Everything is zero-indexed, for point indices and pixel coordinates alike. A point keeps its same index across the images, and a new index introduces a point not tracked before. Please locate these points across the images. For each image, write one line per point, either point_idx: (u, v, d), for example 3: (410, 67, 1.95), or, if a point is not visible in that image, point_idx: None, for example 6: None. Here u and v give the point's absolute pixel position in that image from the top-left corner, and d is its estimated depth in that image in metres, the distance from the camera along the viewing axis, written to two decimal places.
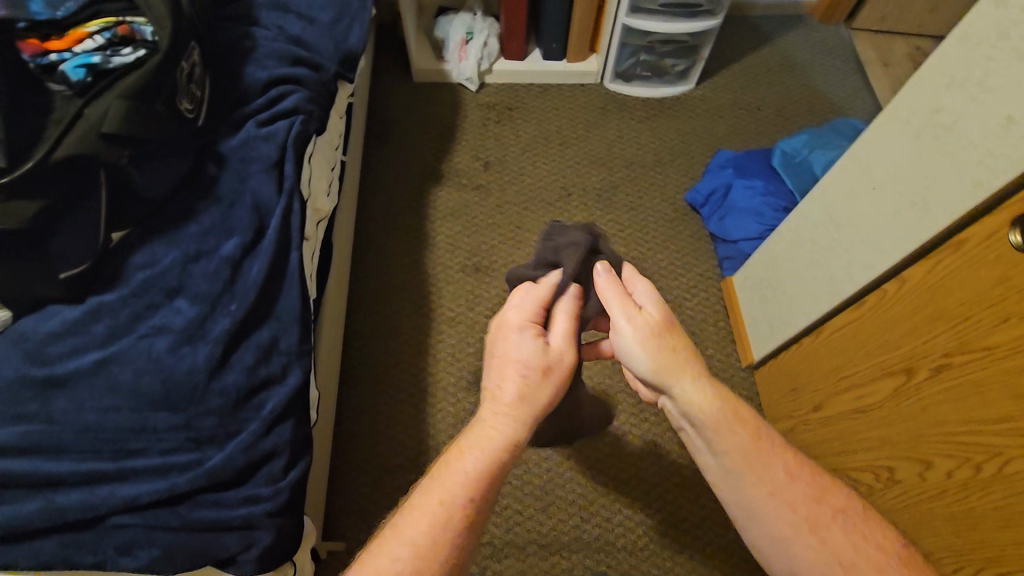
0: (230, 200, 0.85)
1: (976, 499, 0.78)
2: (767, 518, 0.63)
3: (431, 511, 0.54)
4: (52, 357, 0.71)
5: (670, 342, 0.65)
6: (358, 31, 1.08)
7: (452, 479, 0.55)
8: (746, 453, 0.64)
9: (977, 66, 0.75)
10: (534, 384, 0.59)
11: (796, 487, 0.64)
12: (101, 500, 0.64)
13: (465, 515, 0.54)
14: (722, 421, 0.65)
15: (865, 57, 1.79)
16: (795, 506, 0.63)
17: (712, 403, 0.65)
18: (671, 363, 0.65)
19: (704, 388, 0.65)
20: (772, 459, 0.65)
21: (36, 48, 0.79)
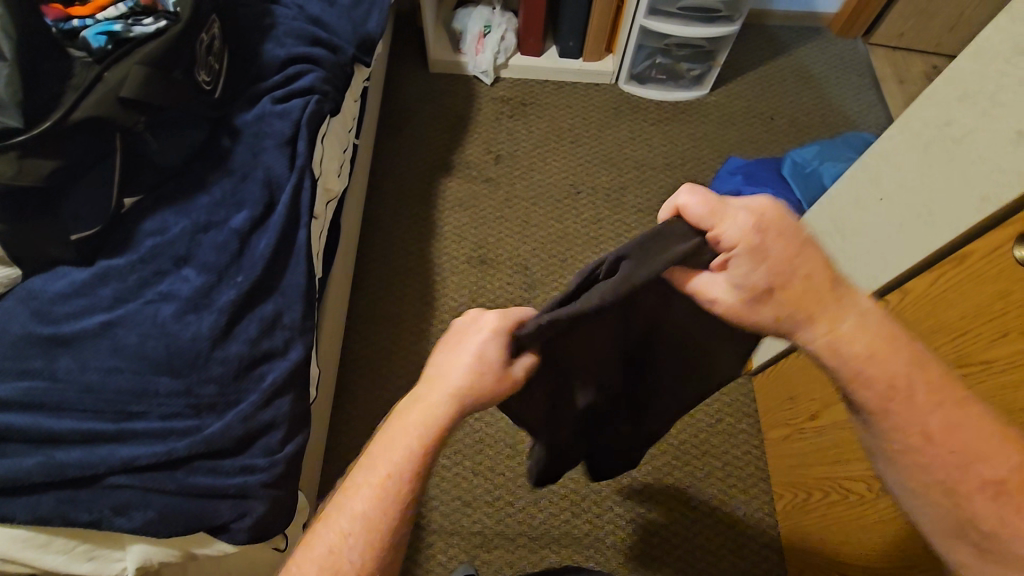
0: (242, 173, 0.86)
1: None
2: (895, 474, 0.53)
3: (374, 485, 0.50)
4: (59, 317, 0.72)
5: (780, 298, 0.48)
6: (377, 16, 1.09)
7: (391, 453, 0.50)
8: (881, 407, 0.50)
9: (989, 80, 0.75)
10: (485, 377, 0.50)
11: (941, 446, 0.50)
12: (99, 459, 0.64)
13: (395, 489, 0.49)
14: (859, 362, 0.50)
15: (881, 73, 1.79)
16: (940, 467, 0.50)
17: (851, 338, 0.49)
18: (792, 320, 0.48)
19: (811, 336, 0.49)
20: (917, 408, 0.50)
21: (59, 13, 0.80)
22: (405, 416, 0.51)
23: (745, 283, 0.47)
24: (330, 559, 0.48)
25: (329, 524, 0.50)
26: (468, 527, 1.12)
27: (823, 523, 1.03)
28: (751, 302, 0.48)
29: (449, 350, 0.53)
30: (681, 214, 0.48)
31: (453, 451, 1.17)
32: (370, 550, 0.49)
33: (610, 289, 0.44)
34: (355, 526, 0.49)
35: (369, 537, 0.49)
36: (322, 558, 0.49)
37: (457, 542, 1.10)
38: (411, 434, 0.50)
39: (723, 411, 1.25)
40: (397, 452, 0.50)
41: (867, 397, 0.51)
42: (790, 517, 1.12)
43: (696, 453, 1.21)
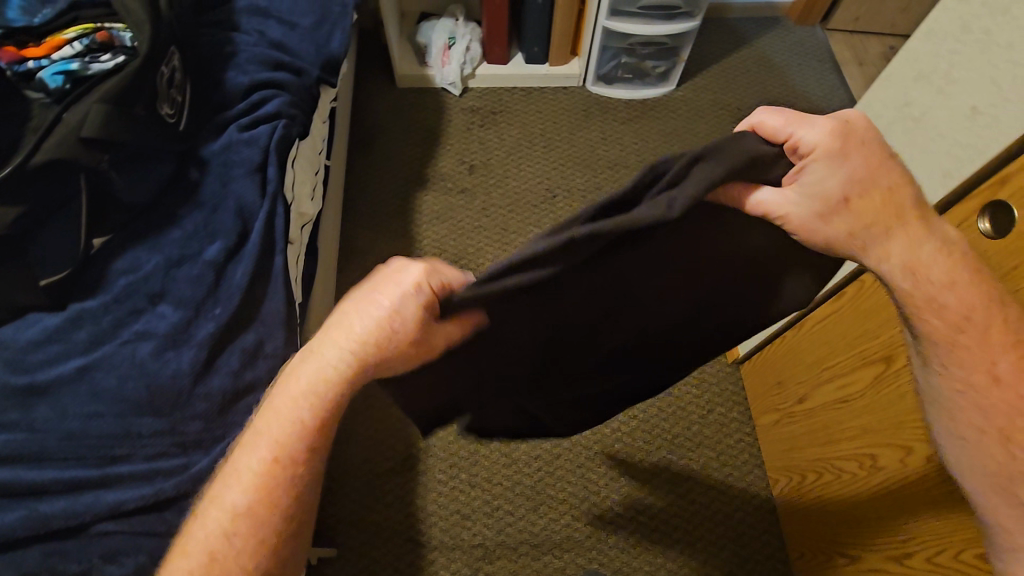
0: (213, 204, 0.85)
1: (931, 481, 0.79)
2: (949, 417, 0.55)
3: (258, 467, 0.52)
4: (33, 365, 0.70)
5: (858, 209, 0.49)
6: (339, 36, 1.09)
7: (277, 426, 0.53)
8: (948, 340, 0.53)
9: (942, 60, 0.78)
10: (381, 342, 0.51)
11: (1004, 391, 0.52)
12: (85, 507, 0.63)
13: (279, 468, 0.52)
14: (929, 287, 0.52)
15: (841, 57, 1.83)
16: (998, 413, 0.52)
17: (924, 258, 0.51)
18: (868, 235, 0.50)
19: (892, 253, 0.51)
20: (982, 350, 0.53)
21: (12, 56, 0.79)
22: (296, 382, 0.53)
23: (821, 194, 0.48)
24: (213, 559, 0.51)
25: (215, 508, 0.52)
26: (468, 540, 1.11)
27: (820, 504, 1.03)
28: (828, 213, 0.49)
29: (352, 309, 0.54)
30: (755, 130, 0.49)
31: (448, 464, 1.16)
32: (253, 531, 0.51)
33: (688, 191, 0.40)
34: (243, 511, 0.52)
35: (252, 523, 0.51)
36: (203, 558, 0.51)
37: (459, 556, 1.10)
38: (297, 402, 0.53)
39: (714, 401, 1.26)
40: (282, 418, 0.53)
41: (932, 323, 0.53)
42: (788, 501, 1.13)
43: (689, 445, 1.21)
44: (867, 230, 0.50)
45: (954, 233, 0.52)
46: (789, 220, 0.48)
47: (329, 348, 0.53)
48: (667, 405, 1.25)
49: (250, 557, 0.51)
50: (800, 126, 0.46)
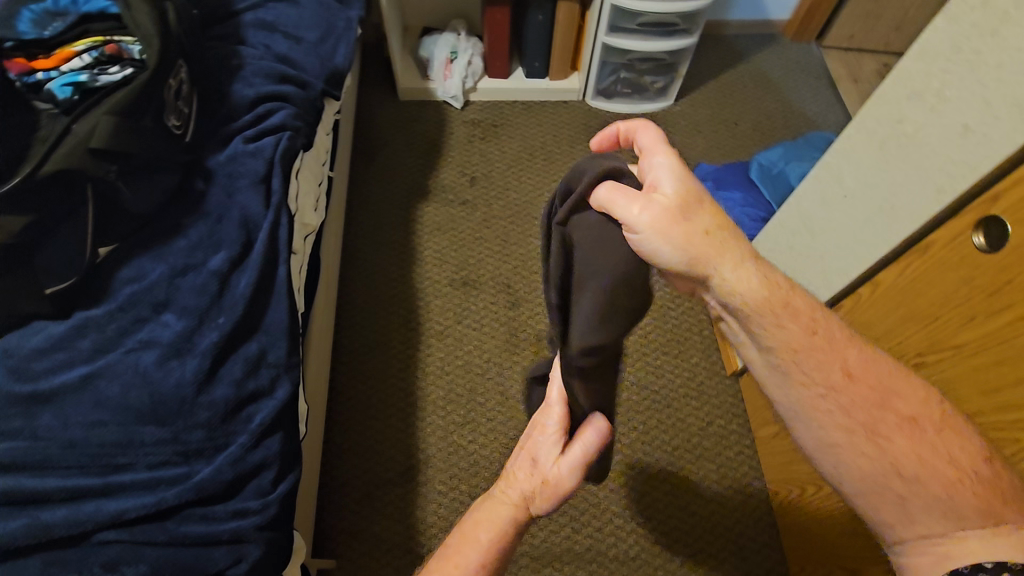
0: (217, 215, 0.85)
1: None
2: (817, 423, 0.59)
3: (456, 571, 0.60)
4: (37, 373, 0.70)
5: (697, 223, 0.53)
6: (343, 50, 1.11)
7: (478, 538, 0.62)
8: (795, 348, 0.59)
9: (935, 79, 0.79)
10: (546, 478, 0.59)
11: (856, 388, 0.58)
12: (87, 515, 0.63)
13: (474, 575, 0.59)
14: (765, 304, 0.57)
15: (836, 74, 1.86)
16: (854, 410, 0.57)
17: (750, 283, 0.56)
18: (700, 250, 0.54)
19: (728, 270, 0.55)
20: (824, 353, 0.59)
21: (23, 67, 0.81)
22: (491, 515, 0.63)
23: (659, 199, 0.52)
24: None
25: None
26: None
27: (819, 517, 1.03)
28: (661, 215, 0.51)
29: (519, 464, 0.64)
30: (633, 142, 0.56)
31: (448, 476, 1.17)
32: None
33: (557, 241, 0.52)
34: None
35: None
36: None
37: None
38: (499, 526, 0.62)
39: (713, 413, 1.26)
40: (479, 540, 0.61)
41: (796, 336, 0.59)
42: (787, 514, 1.13)
43: (689, 456, 1.22)
44: (694, 245, 0.53)
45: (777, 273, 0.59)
46: (628, 213, 0.51)
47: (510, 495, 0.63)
48: (666, 417, 1.25)
49: None
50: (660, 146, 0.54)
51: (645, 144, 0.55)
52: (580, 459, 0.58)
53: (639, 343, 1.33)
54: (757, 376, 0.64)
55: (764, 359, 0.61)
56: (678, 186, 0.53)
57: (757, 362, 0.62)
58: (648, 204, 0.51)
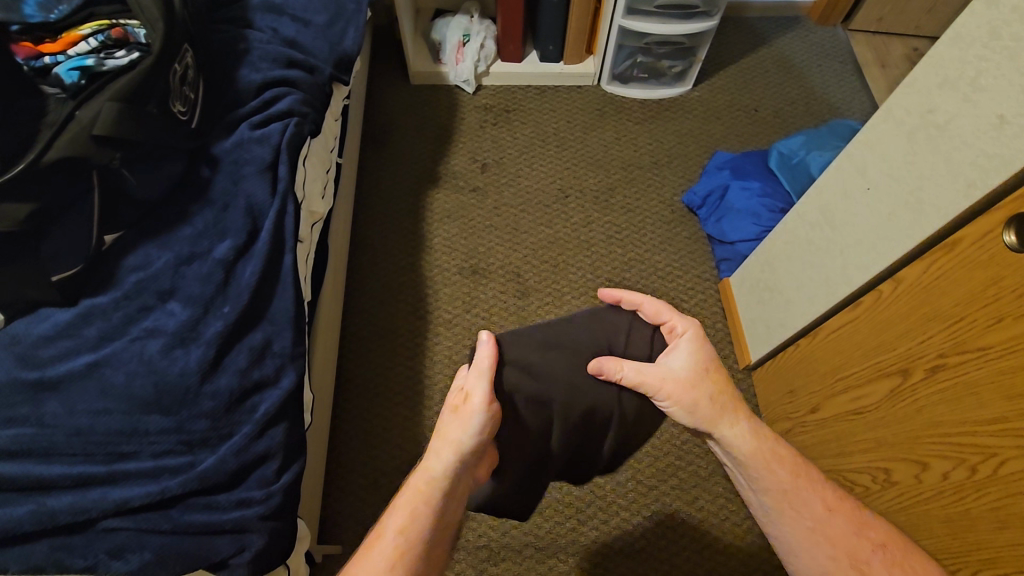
0: (223, 203, 0.85)
1: (970, 500, 0.76)
2: (806, 556, 0.64)
3: (390, 542, 0.57)
4: (44, 360, 0.71)
5: (709, 389, 0.68)
6: (352, 34, 1.09)
7: (410, 501, 0.59)
8: (785, 488, 0.67)
9: (969, 66, 0.75)
10: (470, 421, 0.60)
11: (836, 522, 0.65)
12: (91, 503, 0.63)
13: (404, 540, 0.57)
14: (758, 455, 0.68)
15: (862, 59, 1.79)
16: (836, 539, 0.64)
17: (747, 438, 0.68)
18: (712, 415, 0.68)
19: (732, 432, 0.68)
20: (799, 494, 0.67)
21: (30, 52, 0.81)
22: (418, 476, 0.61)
23: (674, 369, 0.67)
24: None
25: None
26: (473, 541, 1.11)
27: None
28: (677, 386, 0.66)
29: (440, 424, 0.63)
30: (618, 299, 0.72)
31: None
32: None
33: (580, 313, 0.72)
34: None
35: None
36: None
37: (464, 557, 1.10)
38: (428, 496, 0.59)
39: None
40: (407, 508, 0.58)
41: (775, 478, 0.67)
42: None
43: (698, 452, 1.21)
44: (708, 401, 0.68)
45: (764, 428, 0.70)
46: (629, 376, 0.66)
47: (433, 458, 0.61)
48: None
49: None
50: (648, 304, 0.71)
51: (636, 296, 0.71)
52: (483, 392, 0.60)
53: None
54: (754, 515, 0.70)
55: (757, 496, 0.68)
56: (688, 361, 0.69)
57: (755, 503, 0.69)
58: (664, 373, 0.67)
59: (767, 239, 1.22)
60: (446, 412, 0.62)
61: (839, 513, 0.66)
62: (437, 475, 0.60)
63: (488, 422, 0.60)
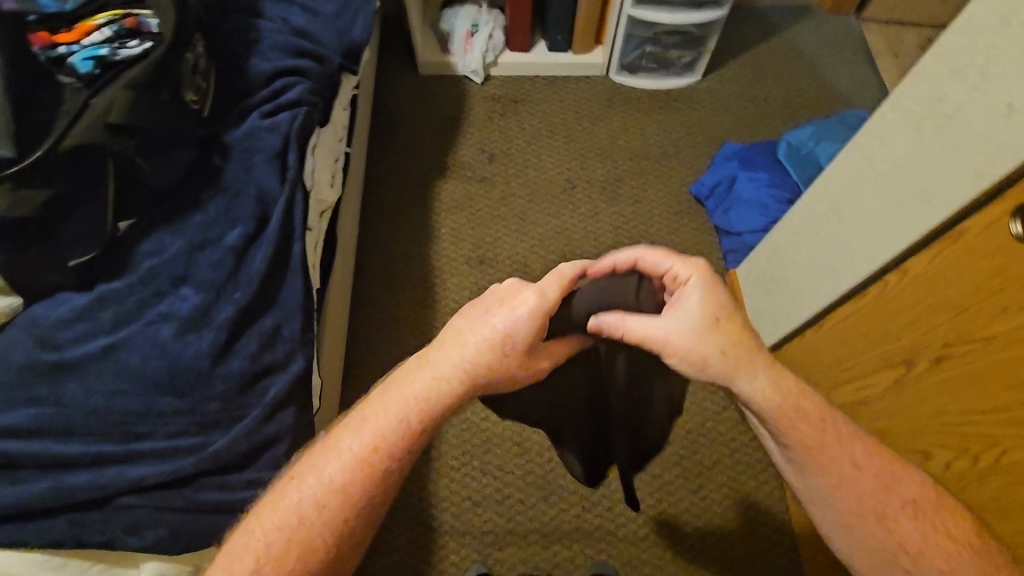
0: (234, 190, 0.86)
1: (972, 489, 0.77)
2: (829, 509, 0.61)
3: (350, 452, 0.55)
4: (62, 342, 0.72)
5: (717, 341, 0.60)
6: (362, 23, 1.10)
7: (380, 418, 0.56)
8: (811, 444, 0.61)
9: (979, 55, 0.74)
10: (503, 348, 0.58)
11: (865, 478, 0.61)
12: (108, 480, 0.65)
13: (369, 454, 0.54)
14: (783, 410, 0.60)
15: (875, 48, 1.78)
16: (866, 496, 0.60)
17: (770, 392, 0.60)
18: (728, 365, 0.60)
19: (753, 383, 0.60)
20: (829, 448, 0.61)
21: (46, 40, 0.82)
22: (403, 386, 0.57)
23: (683, 320, 0.61)
24: (312, 501, 0.54)
25: (309, 483, 0.54)
26: (478, 526, 1.13)
27: None
28: (682, 341, 0.60)
29: (436, 353, 0.59)
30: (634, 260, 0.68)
31: (461, 451, 1.19)
32: (349, 490, 0.54)
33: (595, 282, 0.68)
34: (329, 484, 0.54)
35: (340, 494, 0.54)
36: (302, 504, 0.54)
37: (470, 541, 1.12)
38: (404, 412, 0.56)
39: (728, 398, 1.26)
40: (376, 424, 0.55)
41: (797, 432, 0.61)
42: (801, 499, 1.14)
43: (703, 442, 1.22)
44: (721, 357, 0.60)
45: (787, 376, 0.62)
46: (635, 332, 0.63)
47: (426, 372, 0.57)
48: None
49: (340, 495, 0.54)
50: (674, 261, 0.64)
51: (664, 255, 0.65)
52: (522, 322, 0.59)
53: None
54: (773, 461, 0.66)
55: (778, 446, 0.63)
56: (702, 310, 0.61)
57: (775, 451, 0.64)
58: (670, 330, 0.61)
59: (771, 232, 1.23)
60: (476, 346, 0.58)
61: (869, 470, 0.61)
62: (432, 390, 0.56)
63: (511, 351, 0.59)
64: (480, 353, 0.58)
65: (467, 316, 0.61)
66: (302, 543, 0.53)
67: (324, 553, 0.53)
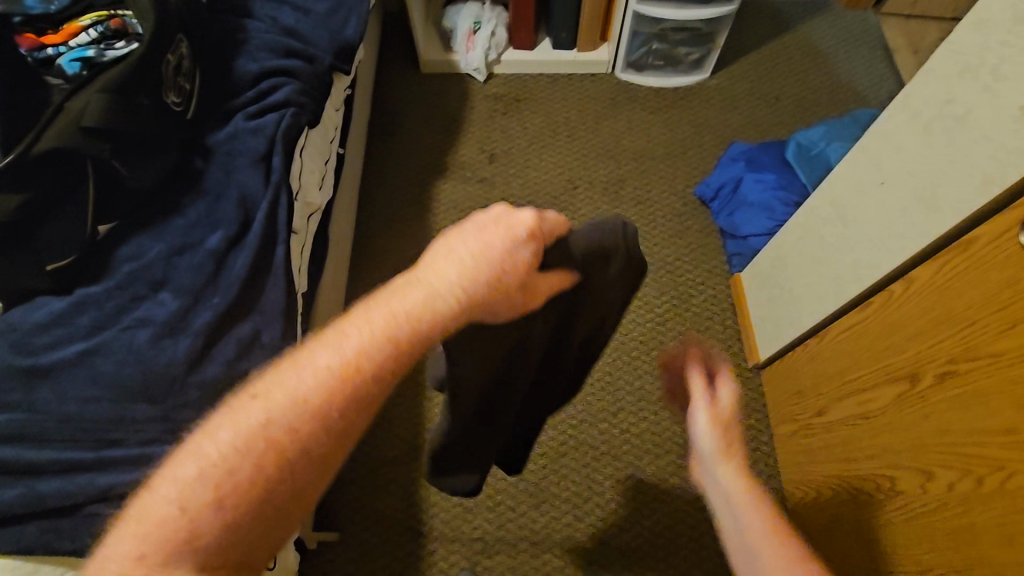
0: (216, 193, 0.85)
1: (974, 513, 0.73)
2: None
3: (319, 372, 0.40)
4: (38, 347, 0.72)
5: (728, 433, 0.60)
6: (354, 22, 1.08)
7: (359, 334, 0.41)
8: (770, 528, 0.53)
9: (991, 53, 0.70)
10: (511, 266, 0.43)
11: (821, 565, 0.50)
12: (78, 488, 0.64)
13: (343, 381, 0.40)
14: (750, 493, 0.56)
15: (893, 44, 1.71)
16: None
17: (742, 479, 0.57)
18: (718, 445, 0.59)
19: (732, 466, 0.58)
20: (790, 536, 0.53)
21: (33, 43, 0.83)
22: (393, 298, 0.42)
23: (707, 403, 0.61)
24: (260, 432, 0.39)
25: (262, 400, 0.39)
26: (468, 533, 1.11)
27: (837, 520, 1.00)
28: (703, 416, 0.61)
29: (421, 269, 0.43)
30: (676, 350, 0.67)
31: None
32: (311, 423, 0.39)
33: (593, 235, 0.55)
34: (287, 408, 0.39)
35: (298, 426, 0.39)
36: (250, 430, 0.39)
37: (459, 549, 1.10)
38: (389, 329, 0.41)
39: None
40: (357, 340, 0.41)
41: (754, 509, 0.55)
42: (801, 514, 1.10)
43: None
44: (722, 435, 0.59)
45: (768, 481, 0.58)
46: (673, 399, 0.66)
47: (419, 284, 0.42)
48: (678, 408, 1.23)
49: (297, 426, 0.39)
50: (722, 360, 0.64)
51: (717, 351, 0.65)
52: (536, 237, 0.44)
53: (653, 332, 1.30)
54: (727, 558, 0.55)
55: (736, 526, 0.55)
56: (728, 402, 0.61)
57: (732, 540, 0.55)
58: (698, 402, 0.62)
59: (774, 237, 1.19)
60: (474, 261, 0.42)
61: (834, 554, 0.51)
62: (425, 308, 0.41)
63: (520, 271, 0.43)
64: (481, 272, 0.42)
65: (460, 226, 0.44)
66: (238, 485, 0.38)
67: (270, 501, 0.38)
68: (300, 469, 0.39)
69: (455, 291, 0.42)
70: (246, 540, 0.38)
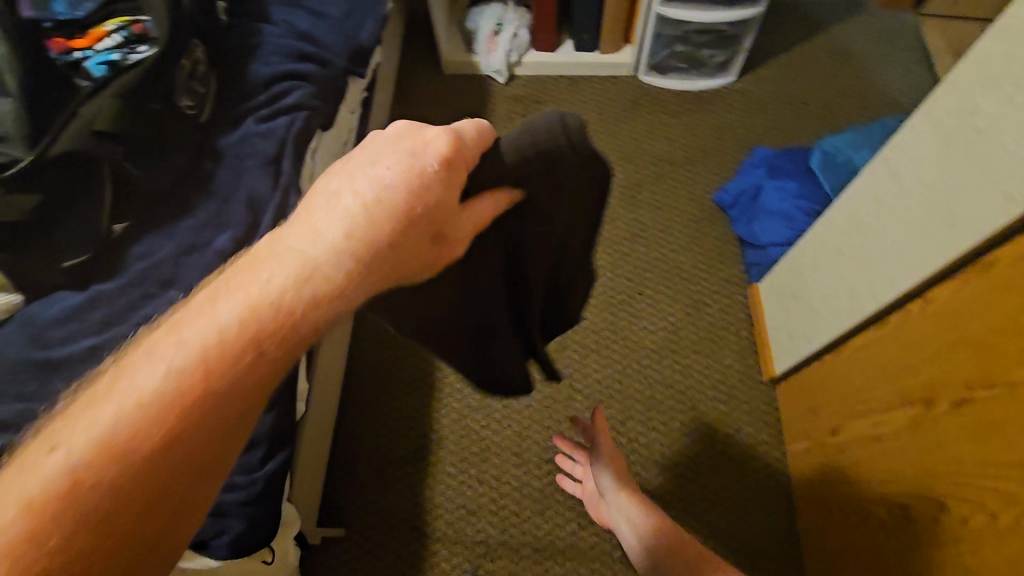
0: (226, 195, 0.87)
1: (988, 549, 0.69)
2: None
3: (197, 340, 0.37)
4: (52, 341, 0.75)
5: None
6: (369, 27, 1.09)
7: (241, 295, 0.39)
8: None
9: (1016, 65, 0.66)
10: (401, 203, 0.43)
11: None
12: None
13: (223, 347, 0.37)
14: None
15: (932, 46, 1.64)
16: None
17: None
18: None
19: None
20: None
21: (61, 47, 0.86)
22: (273, 256, 0.40)
23: None
24: (134, 411, 0.35)
25: (130, 381, 0.36)
26: (470, 536, 1.12)
27: (848, 544, 0.96)
28: None
29: (304, 223, 0.42)
30: None
31: (458, 458, 1.17)
32: (192, 396, 0.36)
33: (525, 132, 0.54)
34: (162, 384, 0.36)
35: (176, 399, 0.36)
36: (120, 413, 0.35)
37: (460, 551, 1.11)
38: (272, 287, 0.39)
39: (741, 420, 1.20)
40: (236, 303, 0.38)
41: None
42: (812, 534, 1.07)
43: (709, 465, 1.17)
44: None
45: None
46: None
47: (299, 237, 0.41)
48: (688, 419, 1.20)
49: (175, 399, 0.36)
50: None
51: None
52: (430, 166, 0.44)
53: (666, 341, 1.28)
54: None
55: None
56: None
57: None
58: None
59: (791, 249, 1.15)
60: (367, 204, 0.42)
61: None
62: (309, 262, 0.40)
63: (415, 208, 0.43)
64: (375, 213, 0.42)
65: (344, 167, 0.44)
66: (118, 457, 0.34)
67: (161, 470, 0.35)
68: (184, 449, 0.35)
69: (340, 239, 0.40)
70: (119, 544, 0.34)
